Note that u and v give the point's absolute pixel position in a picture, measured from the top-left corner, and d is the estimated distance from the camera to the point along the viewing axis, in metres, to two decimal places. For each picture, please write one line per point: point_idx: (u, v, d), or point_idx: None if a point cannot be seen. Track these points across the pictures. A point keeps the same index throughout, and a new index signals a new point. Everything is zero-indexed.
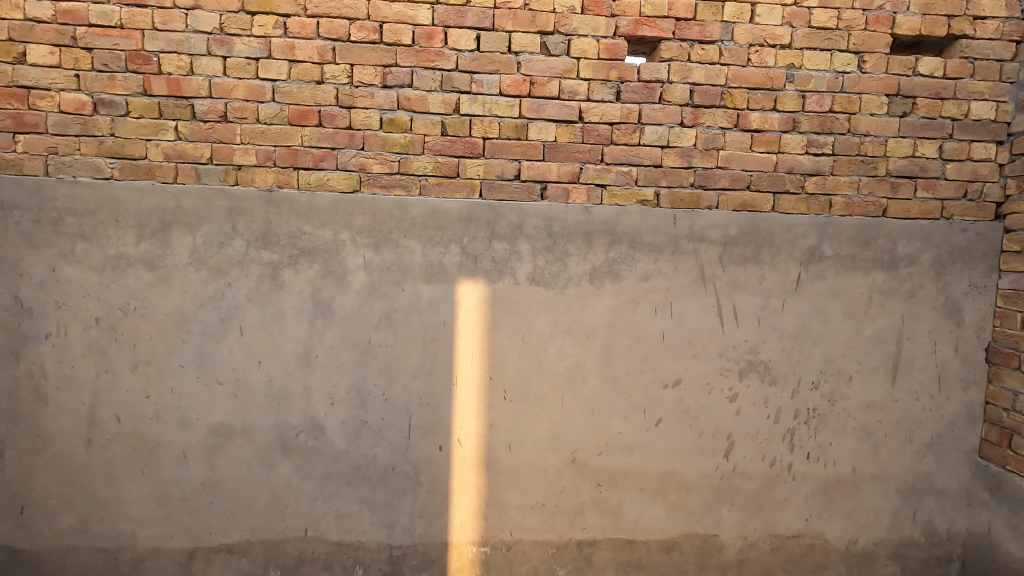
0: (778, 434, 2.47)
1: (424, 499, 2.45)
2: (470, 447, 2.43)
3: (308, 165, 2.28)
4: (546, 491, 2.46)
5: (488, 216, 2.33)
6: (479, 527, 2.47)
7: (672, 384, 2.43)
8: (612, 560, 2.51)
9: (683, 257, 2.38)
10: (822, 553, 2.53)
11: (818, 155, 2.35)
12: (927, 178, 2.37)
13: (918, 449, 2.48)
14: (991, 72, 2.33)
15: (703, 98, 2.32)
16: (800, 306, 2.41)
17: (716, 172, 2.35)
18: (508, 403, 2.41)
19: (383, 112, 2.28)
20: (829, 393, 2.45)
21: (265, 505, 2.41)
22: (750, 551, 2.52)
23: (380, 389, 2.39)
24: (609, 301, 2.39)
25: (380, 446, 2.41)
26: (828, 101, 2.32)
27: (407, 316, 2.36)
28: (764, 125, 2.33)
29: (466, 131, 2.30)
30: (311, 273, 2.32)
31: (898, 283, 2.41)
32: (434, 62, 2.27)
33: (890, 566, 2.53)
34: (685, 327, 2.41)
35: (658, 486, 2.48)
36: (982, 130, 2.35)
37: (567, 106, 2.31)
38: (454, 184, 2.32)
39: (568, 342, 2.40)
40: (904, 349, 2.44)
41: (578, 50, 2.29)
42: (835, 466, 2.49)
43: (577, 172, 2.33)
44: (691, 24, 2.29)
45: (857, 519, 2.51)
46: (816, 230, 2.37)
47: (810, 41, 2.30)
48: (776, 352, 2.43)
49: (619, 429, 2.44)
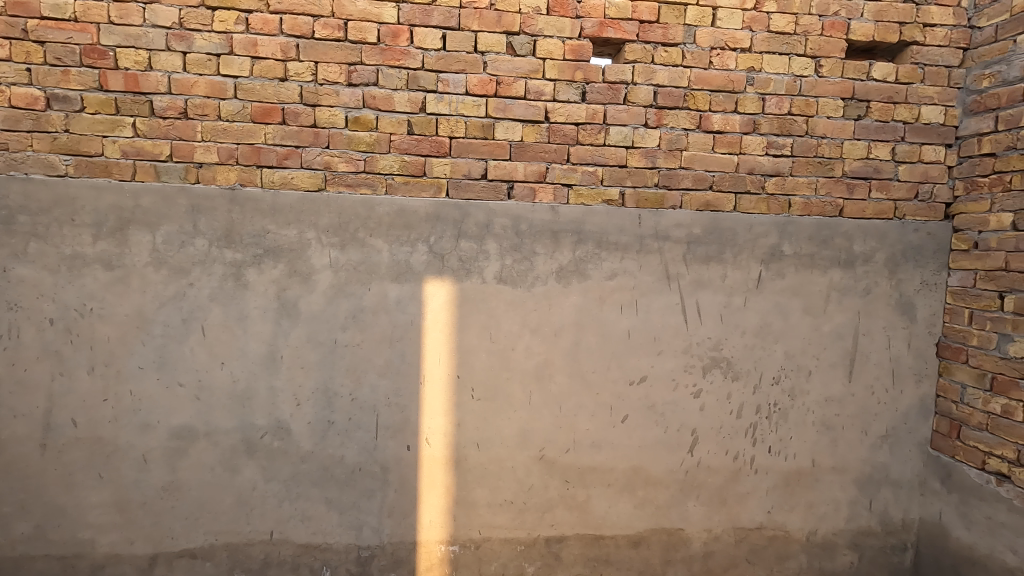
0: (740, 428, 2.52)
1: (392, 499, 2.44)
2: (438, 446, 2.43)
3: (272, 163, 2.26)
4: (514, 488, 2.48)
5: (455, 215, 2.34)
6: (448, 526, 2.47)
7: (638, 380, 2.47)
8: (581, 555, 2.54)
9: (648, 256, 2.42)
10: (784, 544, 2.60)
11: (778, 156, 2.41)
12: (881, 179, 2.45)
13: (874, 442, 2.57)
14: (940, 78, 2.43)
15: (667, 99, 2.36)
16: (761, 303, 2.47)
17: (679, 172, 2.39)
18: (476, 402, 2.42)
19: (348, 110, 2.27)
20: (789, 388, 2.52)
21: (229, 508, 2.37)
22: (714, 543, 2.57)
23: (347, 388, 2.37)
24: (575, 300, 2.41)
25: (347, 446, 2.40)
26: (786, 104, 2.39)
27: (374, 316, 2.35)
28: (725, 127, 2.38)
29: (433, 130, 2.30)
30: (276, 272, 2.29)
31: (854, 281, 2.49)
32: (400, 61, 2.26)
33: (848, 555, 2.61)
34: (651, 324, 2.45)
35: (625, 482, 2.51)
36: (932, 134, 2.45)
37: (533, 106, 2.32)
38: (421, 183, 2.32)
39: (536, 341, 2.42)
40: (860, 344, 2.52)
41: (544, 51, 2.31)
42: (796, 459, 2.55)
43: (543, 172, 2.35)
44: (655, 26, 2.33)
45: (817, 510, 2.58)
46: (777, 229, 2.44)
47: (769, 45, 2.36)
48: (738, 348, 2.49)
49: (586, 426, 2.47)
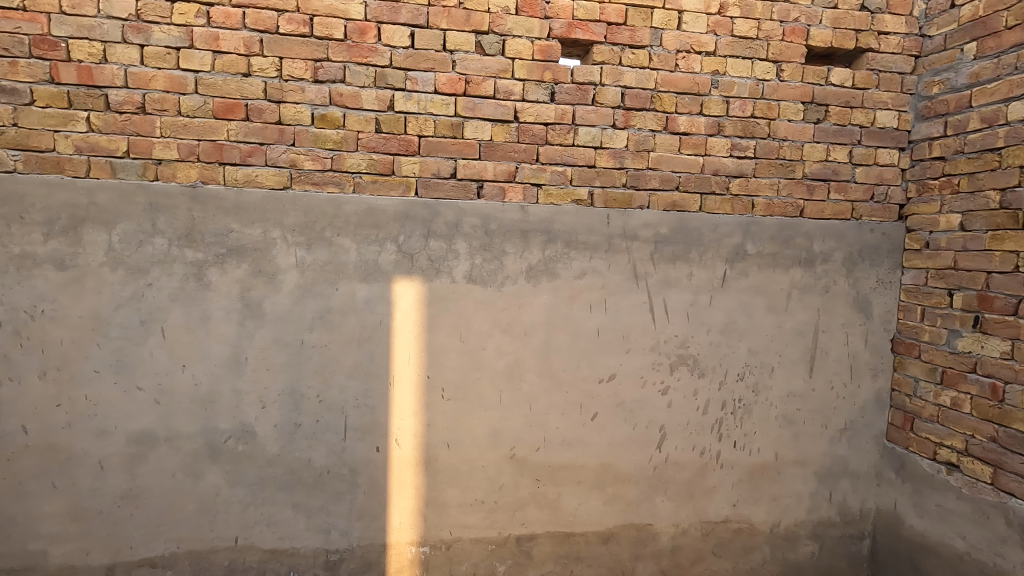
0: (707, 424, 2.58)
1: (362, 502, 2.41)
2: (409, 447, 2.41)
3: (235, 160, 2.20)
4: (485, 488, 2.48)
5: (424, 214, 2.32)
6: (419, 527, 2.46)
7: (607, 378, 2.50)
8: (552, 553, 2.55)
9: (617, 255, 2.44)
10: (749, 537, 2.66)
11: (742, 157, 2.47)
12: (839, 181, 2.53)
13: (833, 435, 2.65)
14: (894, 84, 2.52)
15: (634, 101, 2.39)
16: (726, 302, 2.53)
17: (647, 173, 2.43)
18: (447, 402, 2.41)
19: (314, 107, 2.23)
20: (753, 384, 2.58)
21: (192, 514, 2.31)
22: (682, 537, 2.62)
23: (315, 390, 2.33)
24: (545, 299, 2.42)
25: (314, 449, 2.36)
26: (749, 107, 2.45)
27: (342, 316, 2.32)
28: (691, 128, 2.43)
29: (401, 129, 2.29)
30: (240, 272, 2.24)
31: (814, 280, 2.56)
32: (368, 58, 2.24)
33: (809, 545, 2.70)
34: (620, 323, 2.48)
35: (595, 479, 2.54)
36: (886, 138, 2.54)
37: (502, 106, 2.33)
38: (390, 182, 2.30)
39: (506, 340, 2.42)
40: (820, 341, 2.60)
41: (513, 51, 2.31)
42: (760, 453, 2.62)
43: (513, 172, 2.36)
44: (622, 29, 2.36)
45: (780, 502, 2.66)
46: (741, 229, 2.50)
47: (733, 49, 2.42)
48: (704, 346, 2.54)
49: (557, 424, 2.49)
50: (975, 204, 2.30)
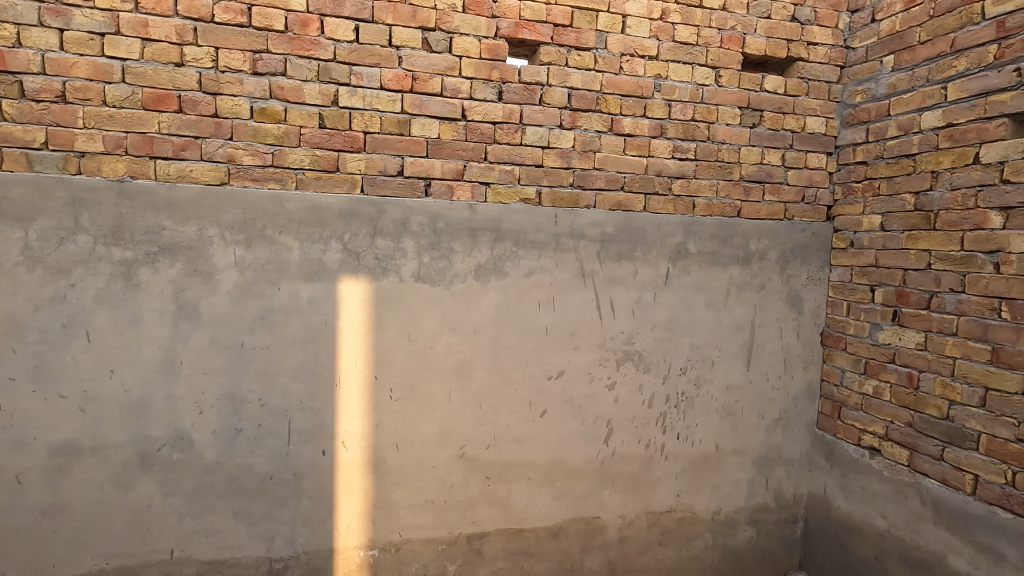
0: (652, 417, 2.65)
1: (307, 507, 2.35)
2: (356, 449, 2.37)
3: (168, 154, 2.10)
4: (435, 488, 2.46)
5: (371, 212, 2.28)
6: (368, 530, 2.42)
7: (556, 375, 2.53)
8: (502, 550, 2.57)
9: (564, 254, 2.48)
10: (691, 525, 2.76)
11: (683, 159, 2.56)
12: (773, 183, 2.66)
13: (769, 424, 2.79)
14: (822, 92, 2.67)
15: (581, 102, 2.43)
16: (670, 299, 2.61)
17: (593, 173, 2.47)
18: (395, 402, 2.38)
19: (254, 100, 2.16)
20: (695, 378, 2.68)
21: (123, 528, 2.19)
22: (629, 528, 2.69)
23: (256, 394, 2.25)
24: (494, 298, 2.43)
25: (256, 455, 2.28)
26: (690, 111, 2.54)
27: (285, 317, 2.25)
28: (635, 130, 2.49)
29: (346, 125, 2.24)
30: (173, 272, 2.13)
31: (751, 277, 2.68)
32: (310, 51, 2.18)
33: (747, 531, 2.83)
34: (568, 320, 2.52)
35: (545, 475, 2.57)
36: (815, 143, 2.69)
37: (449, 103, 2.32)
38: (334, 179, 2.25)
39: (455, 338, 2.41)
40: (757, 335, 2.73)
41: (460, 49, 2.31)
42: (701, 444, 2.72)
43: (461, 170, 2.35)
44: (568, 30, 2.39)
45: (720, 491, 2.77)
46: (682, 228, 2.58)
47: (674, 54, 2.50)
48: (649, 342, 2.61)
49: (507, 422, 2.50)
50: (893, 206, 2.47)
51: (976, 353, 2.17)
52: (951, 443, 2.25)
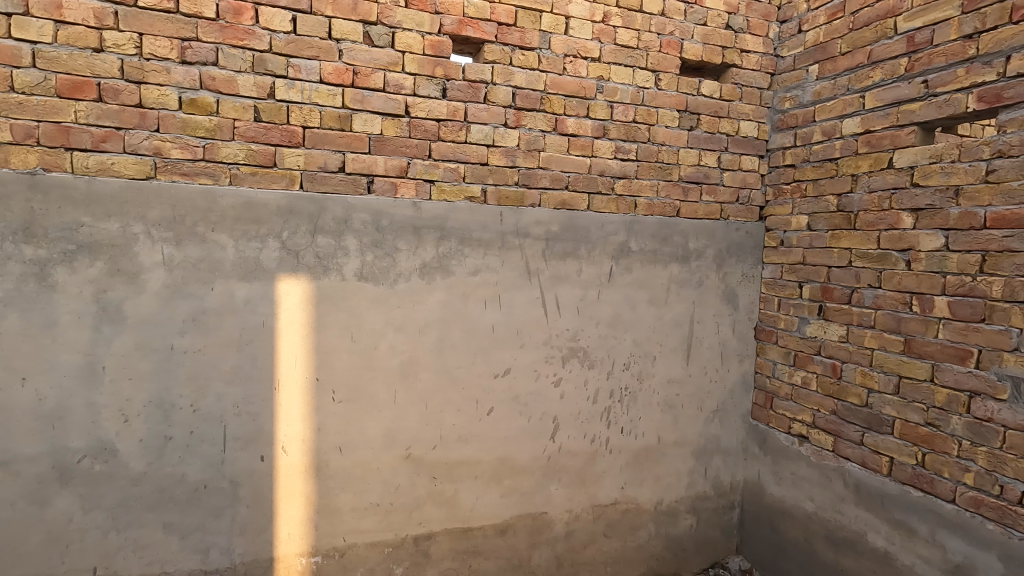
0: (596, 413, 2.71)
1: (244, 516, 2.26)
2: (297, 454, 2.30)
3: (86, 146, 1.96)
4: (380, 490, 2.42)
5: (310, 209, 2.21)
6: (310, 536, 2.35)
7: (502, 373, 2.54)
8: (450, 550, 2.56)
9: (510, 252, 2.49)
10: (635, 516, 2.84)
11: (625, 160, 2.62)
12: (710, 184, 2.77)
13: (708, 416, 2.90)
14: (754, 98, 2.80)
15: (525, 101, 2.44)
16: (613, 296, 2.67)
17: (538, 172, 2.49)
18: (338, 404, 2.32)
19: (182, 90, 2.05)
20: (638, 373, 2.76)
21: (38, 547, 2.03)
22: (575, 522, 2.74)
23: (188, 399, 2.14)
24: (440, 296, 2.41)
25: (188, 463, 2.17)
26: (631, 112, 2.60)
27: (219, 318, 2.15)
28: (579, 130, 2.53)
29: (283, 119, 2.16)
30: (93, 271, 2.00)
31: (690, 275, 2.78)
32: (244, 41, 2.09)
33: (688, 519, 2.94)
34: (514, 318, 2.53)
35: (492, 473, 2.58)
36: (749, 146, 2.82)
37: (392, 99, 2.28)
38: (271, 175, 2.17)
39: (400, 338, 2.38)
40: (695, 330, 2.83)
41: (403, 44, 2.27)
42: (644, 437, 2.80)
43: (404, 167, 2.32)
44: (512, 30, 2.40)
45: (662, 482, 2.86)
46: (625, 227, 2.65)
47: (616, 57, 2.56)
48: (593, 338, 2.66)
49: (453, 421, 2.49)
50: (819, 207, 2.61)
51: (891, 344, 2.33)
52: (870, 429, 2.41)
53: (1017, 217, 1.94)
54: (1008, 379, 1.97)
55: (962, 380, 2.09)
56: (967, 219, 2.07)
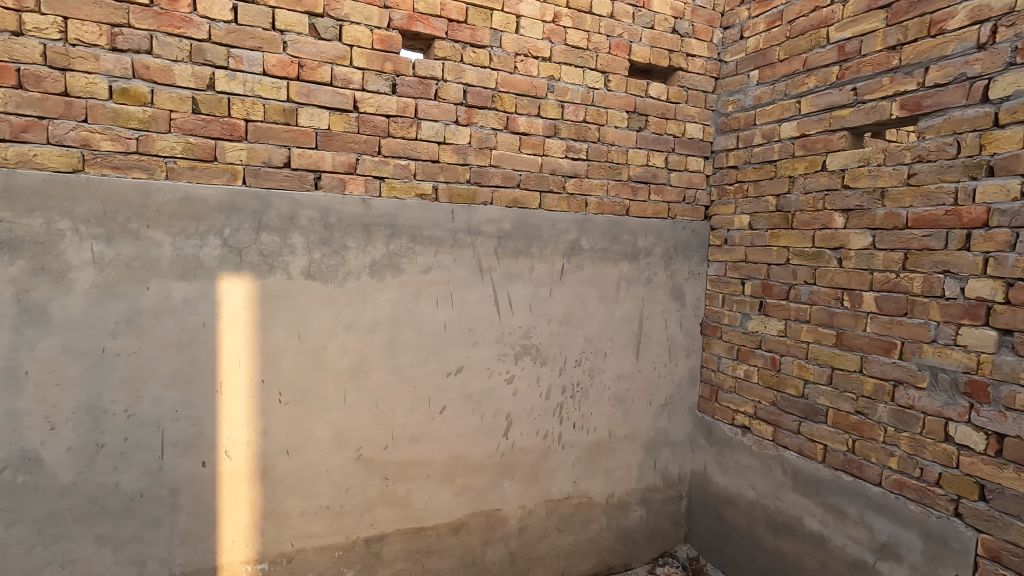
0: (549, 409, 2.74)
1: (185, 524, 2.18)
2: (241, 458, 2.22)
3: (4, 135, 1.83)
4: (330, 493, 2.37)
5: (254, 205, 2.14)
6: (256, 543, 2.28)
7: (454, 371, 2.53)
8: (402, 550, 2.53)
9: (462, 250, 2.48)
10: (587, 509, 2.89)
11: (576, 159, 2.65)
12: (658, 184, 2.84)
13: (657, 410, 2.98)
14: (699, 101, 2.90)
15: (476, 99, 2.44)
16: (565, 293, 2.71)
17: (489, 170, 2.50)
18: (284, 406, 2.26)
19: (113, 79, 1.94)
20: (589, 369, 2.80)
21: None
22: (529, 518, 2.76)
23: (121, 405, 2.04)
24: (390, 295, 2.38)
25: (122, 472, 2.07)
26: (581, 112, 2.64)
27: (155, 319, 2.05)
28: (530, 129, 2.55)
29: (224, 111, 2.08)
30: (13, 270, 1.87)
31: (639, 272, 2.85)
32: (180, 29, 2.00)
33: (638, 510, 3.01)
34: (466, 316, 2.53)
35: (445, 471, 2.57)
36: (695, 147, 2.91)
37: (340, 94, 2.23)
38: (211, 169, 2.08)
39: (350, 337, 2.33)
40: (645, 326, 2.90)
41: (351, 38, 2.23)
42: (595, 431, 2.86)
43: (353, 163, 2.28)
44: (463, 27, 2.39)
45: (613, 475, 2.93)
46: (576, 226, 2.68)
47: (566, 57, 2.59)
48: (545, 335, 2.69)
49: (405, 421, 2.47)
50: (759, 207, 2.73)
51: (824, 338, 2.45)
52: (806, 418, 2.53)
53: (935, 218, 2.08)
54: (927, 369, 2.11)
55: (887, 370, 2.23)
56: (891, 220, 2.20)
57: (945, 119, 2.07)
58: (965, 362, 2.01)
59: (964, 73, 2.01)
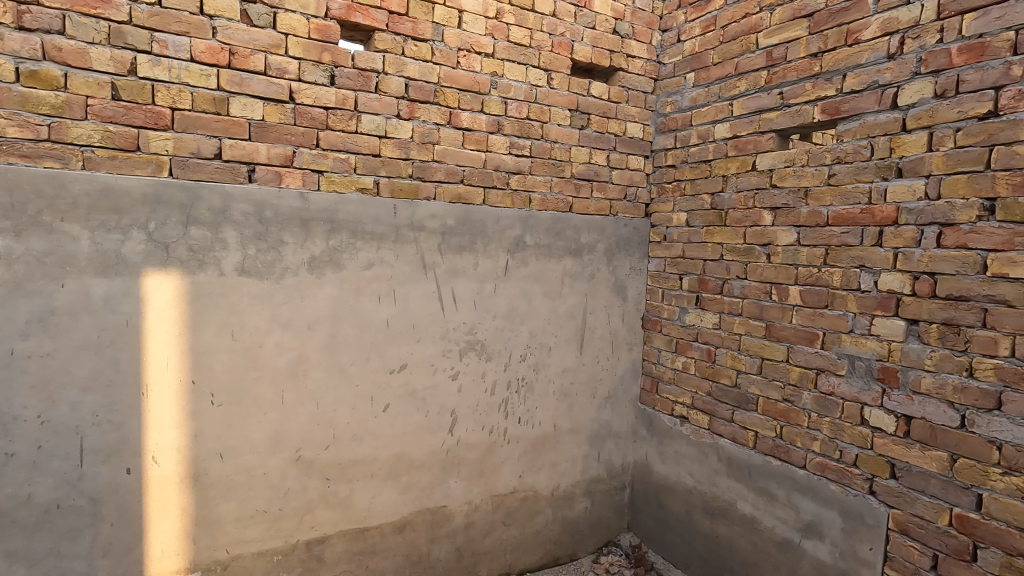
0: (494, 404, 2.75)
1: (108, 535, 2.06)
2: (170, 464, 2.12)
3: None
4: (267, 496, 2.30)
5: (182, 198, 2.04)
6: (187, 551, 2.18)
7: (398, 369, 2.50)
8: (345, 552, 2.48)
9: (404, 246, 2.45)
10: (533, 502, 2.93)
11: (519, 155, 2.67)
12: (600, 182, 2.90)
13: (600, 402, 3.05)
14: (639, 101, 2.98)
15: (418, 93, 2.41)
16: (509, 289, 2.72)
17: (432, 165, 2.48)
18: (217, 408, 2.17)
19: (20, 60, 1.81)
20: (534, 364, 2.83)
21: None
22: (475, 513, 2.77)
23: (34, 410, 1.90)
24: (330, 291, 2.33)
25: (36, 482, 1.93)
26: (525, 109, 2.66)
27: (72, 318, 1.92)
28: (473, 125, 2.55)
29: (147, 98, 1.97)
30: None
31: (582, 268, 2.90)
32: (97, 9, 1.89)
33: (583, 501, 3.07)
34: (409, 313, 2.50)
35: (389, 470, 2.53)
36: (635, 147, 2.99)
37: (275, 84, 2.16)
38: (134, 160, 1.97)
39: (287, 336, 2.26)
40: (588, 321, 2.96)
41: (286, 26, 2.16)
42: (540, 425, 2.89)
43: (290, 156, 2.21)
44: (404, 19, 2.36)
45: (559, 468, 2.97)
46: (520, 222, 2.70)
47: (509, 54, 2.60)
48: (490, 331, 2.70)
49: (347, 420, 2.42)
50: (696, 205, 2.83)
51: (755, 330, 2.58)
52: (739, 407, 2.65)
53: (851, 216, 2.22)
54: (845, 357, 2.26)
55: (811, 359, 2.37)
56: (814, 218, 2.34)
57: (860, 124, 2.21)
58: (878, 351, 2.16)
59: (876, 81, 2.15)
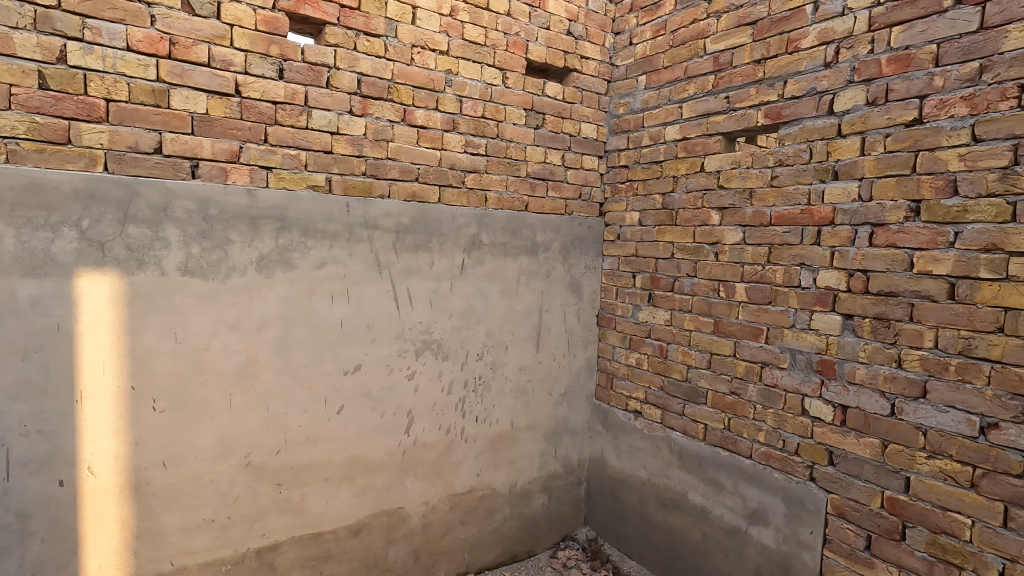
0: (451, 404, 2.74)
1: (39, 552, 1.94)
2: (108, 474, 2.01)
3: None
4: (215, 504, 2.22)
5: (119, 194, 1.94)
6: (128, 565, 2.08)
7: (352, 369, 2.46)
8: (298, 558, 2.42)
9: (357, 245, 2.41)
10: (491, 500, 2.94)
11: (475, 154, 2.67)
12: (555, 181, 2.93)
13: (557, 399, 3.08)
14: (593, 102, 3.02)
15: (371, 89, 2.37)
16: (465, 288, 2.72)
17: (386, 163, 2.44)
18: (160, 414, 2.08)
19: None
20: (490, 362, 2.84)
21: None
22: (432, 514, 2.75)
23: None
24: (280, 291, 2.26)
25: None
26: (480, 108, 2.66)
27: None
28: (428, 123, 2.53)
29: (79, 88, 1.86)
30: None
31: (538, 266, 2.92)
32: None
33: (540, 497, 3.10)
34: (363, 312, 2.46)
35: (343, 473, 2.49)
36: (589, 147, 3.03)
37: (219, 76, 2.08)
38: (65, 153, 1.86)
39: (234, 337, 2.19)
40: (544, 319, 2.98)
41: (231, 17, 2.08)
42: (497, 423, 2.90)
43: (236, 151, 2.13)
44: (356, 13, 2.31)
45: (516, 465, 2.99)
46: (475, 220, 2.70)
47: (463, 52, 2.59)
48: (446, 330, 2.69)
49: (299, 423, 2.36)
50: (648, 205, 2.90)
51: (704, 326, 2.67)
52: (689, 400, 2.74)
53: (792, 216, 2.33)
54: (788, 351, 2.36)
55: (756, 353, 2.47)
56: (758, 218, 2.44)
57: (800, 128, 2.31)
58: (817, 344, 2.27)
59: (814, 88, 2.26)
